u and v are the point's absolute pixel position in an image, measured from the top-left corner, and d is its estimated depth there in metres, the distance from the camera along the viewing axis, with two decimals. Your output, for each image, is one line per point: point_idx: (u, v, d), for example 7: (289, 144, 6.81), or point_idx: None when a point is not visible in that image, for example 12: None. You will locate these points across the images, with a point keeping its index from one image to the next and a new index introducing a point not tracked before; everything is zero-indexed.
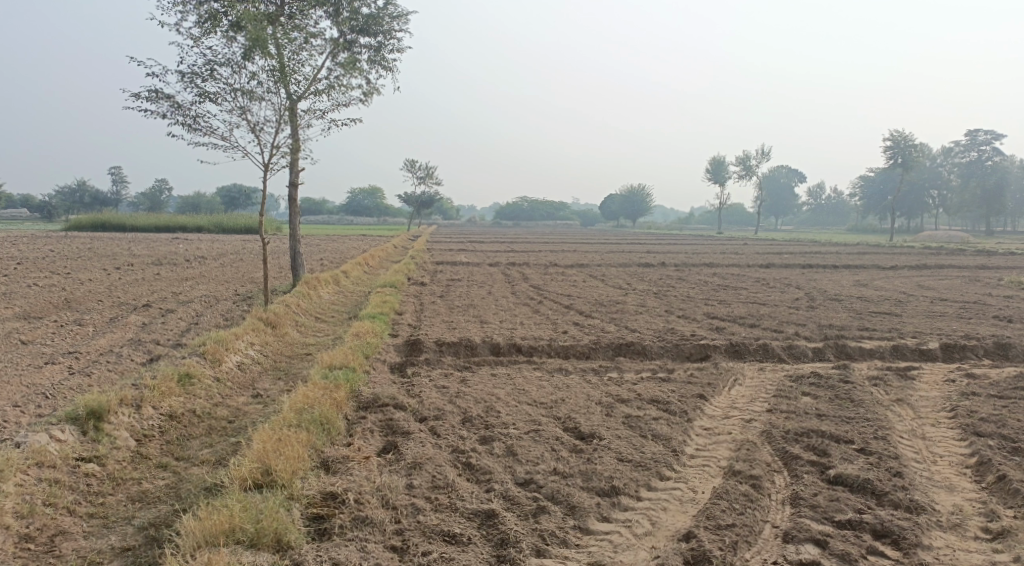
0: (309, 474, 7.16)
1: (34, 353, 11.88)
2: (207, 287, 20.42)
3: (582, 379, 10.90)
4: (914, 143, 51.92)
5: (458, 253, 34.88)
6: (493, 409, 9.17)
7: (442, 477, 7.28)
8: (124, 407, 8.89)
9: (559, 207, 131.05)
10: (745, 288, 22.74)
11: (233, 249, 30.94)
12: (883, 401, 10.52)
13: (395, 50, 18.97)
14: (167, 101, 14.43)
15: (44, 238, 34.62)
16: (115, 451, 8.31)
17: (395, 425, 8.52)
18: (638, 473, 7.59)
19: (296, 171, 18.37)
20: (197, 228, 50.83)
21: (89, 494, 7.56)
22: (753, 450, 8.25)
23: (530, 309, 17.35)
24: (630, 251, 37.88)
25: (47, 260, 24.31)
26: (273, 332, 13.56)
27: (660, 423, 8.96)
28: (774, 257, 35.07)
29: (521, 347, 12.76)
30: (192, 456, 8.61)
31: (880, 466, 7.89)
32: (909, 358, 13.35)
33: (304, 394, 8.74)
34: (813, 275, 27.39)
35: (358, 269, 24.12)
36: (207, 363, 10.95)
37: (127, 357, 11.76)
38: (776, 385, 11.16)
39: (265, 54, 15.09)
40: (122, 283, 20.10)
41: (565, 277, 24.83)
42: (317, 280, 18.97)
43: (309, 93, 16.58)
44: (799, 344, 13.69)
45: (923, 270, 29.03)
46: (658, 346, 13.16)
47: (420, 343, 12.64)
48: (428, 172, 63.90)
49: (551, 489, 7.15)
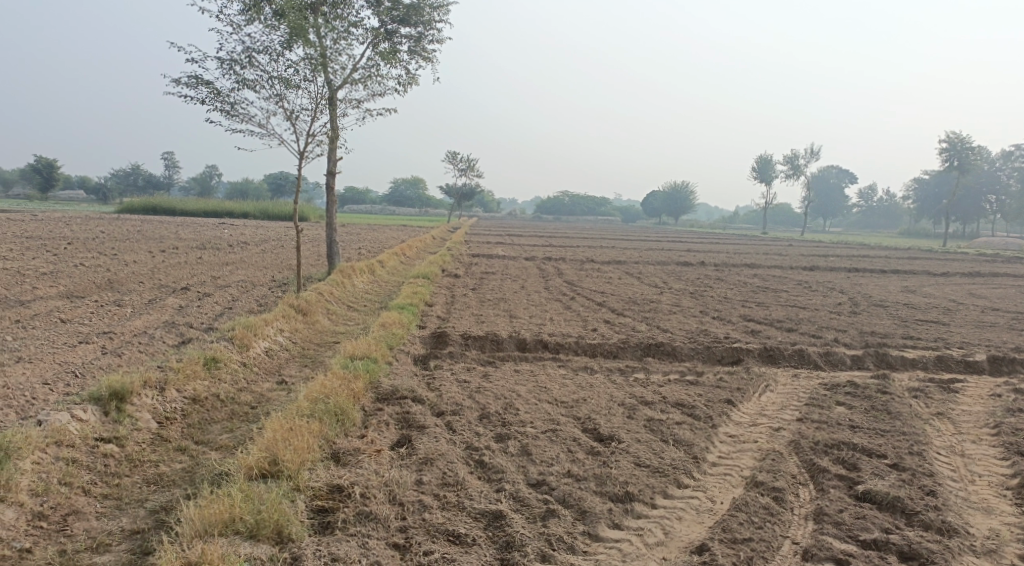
0: (318, 465, 7.10)
1: (70, 331, 12.09)
2: (246, 272, 20.65)
3: (607, 379, 10.68)
4: (972, 145, 50.12)
5: (495, 245, 34.73)
6: (512, 407, 9.01)
7: (453, 475, 7.16)
8: (147, 389, 8.93)
9: (602, 202, 130.08)
10: (786, 291, 22.20)
11: (274, 235, 31.31)
12: (922, 414, 10.10)
13: (434, 40, 18.86)
14: (206, 88, 14.55)
15: (96, 219, 35.58)
16: (135, 432, 8.35)
17: (411, 419, 8.44)
18: (655, 479, 7.36)
19: (334, 159, 18.40)
20: (243, 214, 51.54)
21: (105, 475, 7.61)
22: (779, 460, 7.96)
23: (562, 305, 17.13)
24: (672, 249, 37.26)
25: (96, 241, 24.86)
26: (304, 319, 13.60)
27: (682, 427, 8.71)
28: (820, 260, 34.21)
29: (547, 344, 12.57)
30: (211, 440, 8.62)
31: (913, 484, 7.52)
32: (954, 370, 12.82)
33: (322, 383, 8.70)
34: (858, 279, 26.58)
35: (394, 258, 24.16)
36: (234, 348, 10.99)
37: (159, 339, 11.88)
38: (809, 393, 10.79)
39: (305, 43, 15.10)
40: (164, 265, 20.43)
41: (600, 273, 24.53)
42: (352, 270, 18.98)
43: (348, 82, 16.57)
44: (837, 350, 13.26)
45: (977, 278, 28.00)
46: (689, 348, 12.87)
47: (446, 336, 12.56)
48: (470, 165, 63.89)
49: (562, 492, 6.97)
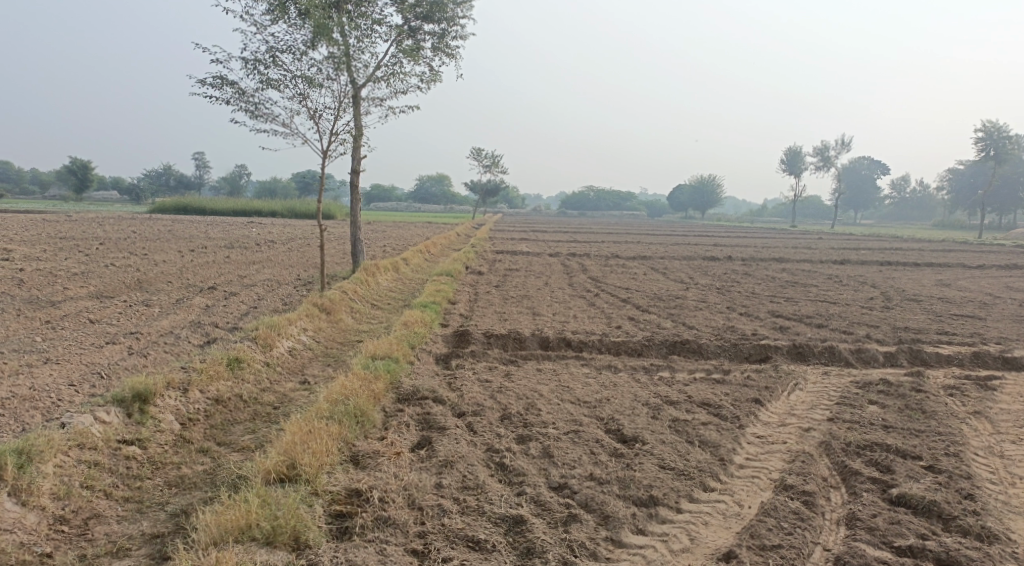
0: (337, 468, 7.06)
1: (98, 332, 12.17)
2: (272, 271, 20.76)
3: (631, 378, 10.51)
4: (1009, 134, 48.92)
5: (520, 242, 34.63)
6: (534, 407, 8.89)
7: (473, 478, 7.07)
8: (170, 390, 8.93)
9: (628, 196, 129.40)
10: (815, 285, 21.81)
11: (301, 234, 31.48)
12: (959, 413, 9.81)
13: (457, 37, 18.75)
14: (231, 88, 14.59)
15: (127, 219, 36.05)
16: (158, 434, 8.35)
17: (431, 420, 8.35)
18: (681, 482, 7.19)
19: (358, 157, 18.40)
20: (270, 212, 51.97)
21: (127, 478, 7.63)
22: (809, 462, 7.74)
23: (586, 302, 16.96)
24: (698, 244, 36.82)
25: (127, 241, 25.13)
26: (327, 318, 13.58)
27: (709, 428, 8.52)
28: (851, 253, 33.58)
29: (571, 342, 12.44)
30: (233, 442, 8.60)
31: (950, 487, 7.26)
32: (991, 366, 12.45)
33: (343, 384, 8.65)
34: (891, 272, 26.06)
35: (418, 256, 24.19)
36: (258, 348, 10.98)
37: (184, 340, 11.92)
38: (840, 392, 10.53)
39: (328, 42, 15.07)
40: (192, 265, 20.61)
41: (625, 269, 24.30)
42: (376, 267, 18.97)
43: (371, 80, 16.53)
44: (869, 347, 12.94)
45: (1014, 270, 27.33)
46: (716, 345, 12.64)
47: (468, 334, 12.48)
48: (494, 161, 63.82)
49: (584, 496, 6.83)
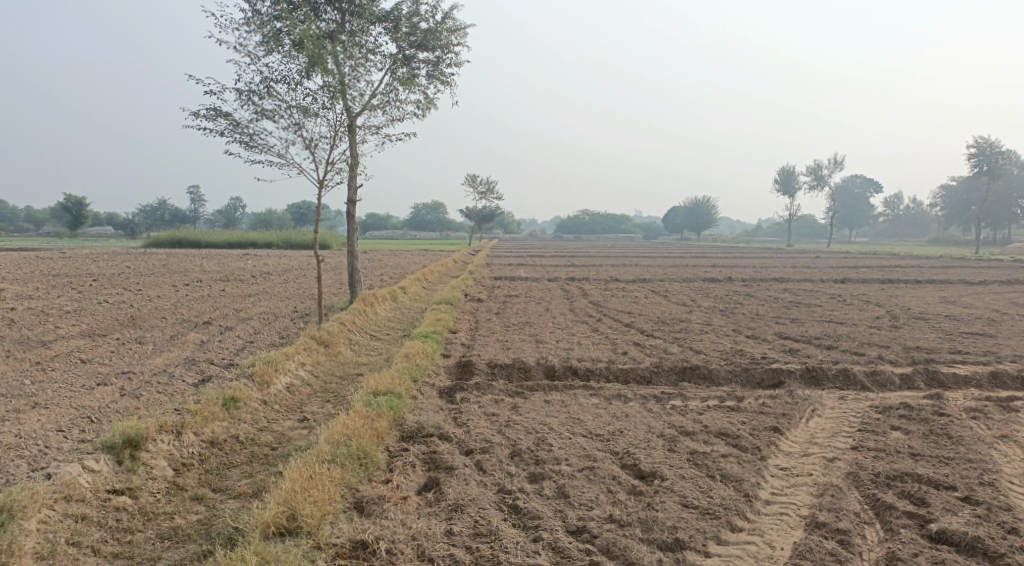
0: (340, 517, 6.68)
1: (89, 372, 11.75)
2: (269, 303, 20.35)
3: (643, 408, 10.09)
4: (1002, 150, 48.90)
5: (518, 268, 34.28)
6: (545, 442, 8.47)
7: (485, 523, 6.72)
8: (163, 434, 8.49)
9: (623, 218, 129.40)
10: (820, 305, 21.45)
11: (297, 265, 31.07)
12: (986, 438, 9.42)
13: (452, 64, 18.56)
14: (225, 119, 14.30)
15: (122, 255, 35.68)
16: (150, 482, 7.93)
17: (438, 459, 7.94)
18: (706, 523, 6.85)
19: (354, 187, 18.12)
20: (266, 244, 51.61)
21: (117, 531, 7.21)
22: (839, 496, 7.37)
23: (589, 328, 16.56)
24: (696, 265, 36.52)
25: (121, 277, 24.70)
26: (325, 351, 13.17)
27: (730, 461, 8.11)
28: (851, 272, 33.28)
29: (577, 370, 12.06)
30: (230, 488, 8.17)
31: (992, 520, 6.91)
32: (1010, 387, 12.05)
33: (344, 423, 8.22)
34: (893, 291, 25.72)
35: (416, 284, 23.81)
36: (254, 386, 10.53)
37: (178, 378, 11.48)
38: (860, 417, 10.12)
39: (324, 72, 14.84)
40: (187, 299, 20.22)
41: (625, 293, 23.93)
42: (374, 297, 18.61)
43: (366, 109, 16.29)
44: (884, 369, 12.55)
45: (1016, 286, 27.01)
46: (726, 370, 12.25)
47: (472, 365, 12.10)
48: (489, 187, 63.74)
49: (604, 541, 6.52)
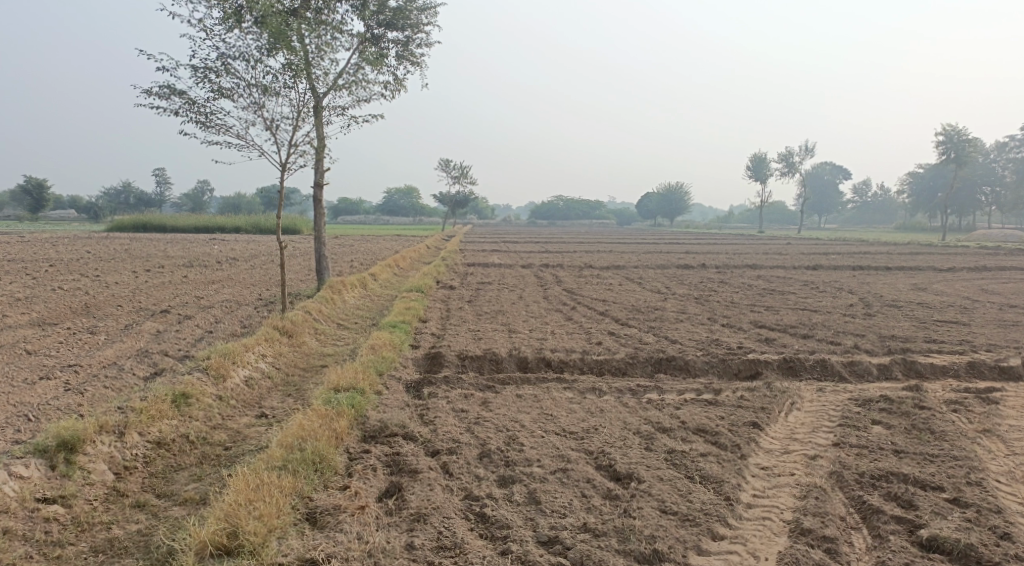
0: (289, 532, 6.21)
1: (34, 365, 11.03)
2: (233, 291, 19.56)
3: (618, 402, 9.65)
4: (968, 137, 49.18)
5: (491, 254, 33.81)
6: (515, 441, 7.98)
7: (449, 535, 6.30)
8: (103, 435, 7.85)
9: (596, 204, 129.29)
10: (794, 293, 21.20)
11: (265, 251, 30.22)
12: (969, 432, 9.13)
13: (422, 45, 17.88)
14: (180, 98, 13.52)
15: (84, 240, 34.45)
16: (87, 488, 7.34)
17: (402, 461, 7.42)
18: (686, 531, 6.48)
19: (320, 170, 17.43)
20: (235, 229, 50.49)
21: (45, 545, 6.68)
22: (824, 499, 7.03)
23: (562, 316, 16.10)
24: (670, 251, 36.31)
25: (79, 263, 23.71)
26: (289, 342, 12.53)
27: (709, 460, 7.70)
28: (823, 258, 33.23)
29: (550, 362, 11.60)
30: (176, 493, 7.60)
31: (984, 525, 6.65)
32: (988, 377, 11.81)
33: (300, 424, 7.66)
34: (865, 278, 25.60)
35: (387, 271, 23.19)
36: (208, 380, 9.87)
37: (129, 372, 10.80)
38: (841, 410, 9.78)
39: (287, 49, 14.10)
40: (147, 286, 19.40)
41: (599, 280, 23.51)
42: (342, 284, 17.98)
43: (331, 89, 15.56)
44: (862, 359, 12.23)
45: (984, 272, 27.11)
46: (703, 361, 11.87)
47: (441, 358, 11.60)
48: (463, 172, 62.93)
49: (578, 553, 6.14)
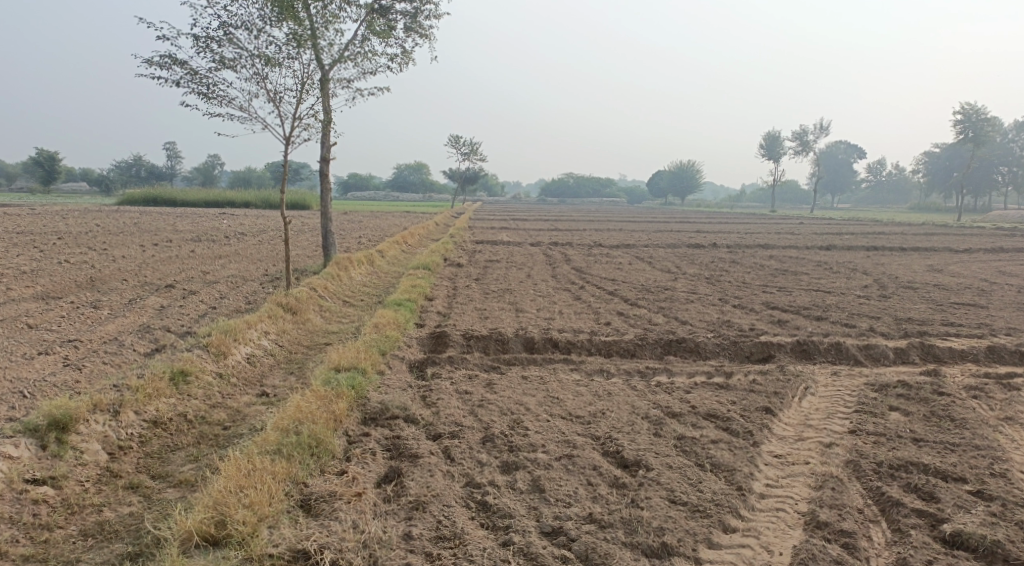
0: (281, 521, 6.00)
1: (35, 339, 10.83)
2: (238, 266, 19.31)
3: (627, 385, 9.36)
4: (987, 117, 48.27)
5: (501, 231, 33.40)
6: (520, 426, 7.72)
7: (449, 525, 6.07)
8: (97, 414, 7.64)
9: (607, 182, 128.31)
10: (807, 273, 20.82)
11: (273, 226, 29.97)
12: (990, 420, 8.80)
13: (431, 16, 17.45)
14: (182, 68, 13.20)
15: (94, 212, 34.29)
16: (79, 469, 7.14)
17: (402, 446, 7.19)
18: (696, 523, 6.22)
19: (326, 145, 17.12)
20: (245, 204, 50.31)
21: (33, 528, 6.49)
22: (840, 490, 6.75)
23: (571, 296, 15.79)
24: (682, 230, 35.78)
25: (86, 236, 23.51)
26: (292, 318, 12.27)
27: (720, 447, 7.42)
28: (837, 238, 32.71)
29: (558, 343, 11.31)
30: (171, 474, 7.38)
31: (1008, 519, 6.37)
32: (1008, 361, 11.44)
33: (297, 406, 7.42)
34: (879, 258, 25.15)
35: (394, 247, 22.91)
36: (209, 357, 9.64)
37: (129, 348, 10.59)
38: (857, 396, 9.46)
39: (292, 19, 13.72)
40: (154, 260, 19.17)
41: (609, 259, 23.16)
42: (349, 261, 17.68)
43: (337, 61, 15.18)
44: (878, 342, 11.87)
45: (1000, 253, 26.62)
46: (714, 343, 11.55)
47: (446, 337, 11.32)
48: (473, 148, 62.36)
49: (582, 546, 5.89)
